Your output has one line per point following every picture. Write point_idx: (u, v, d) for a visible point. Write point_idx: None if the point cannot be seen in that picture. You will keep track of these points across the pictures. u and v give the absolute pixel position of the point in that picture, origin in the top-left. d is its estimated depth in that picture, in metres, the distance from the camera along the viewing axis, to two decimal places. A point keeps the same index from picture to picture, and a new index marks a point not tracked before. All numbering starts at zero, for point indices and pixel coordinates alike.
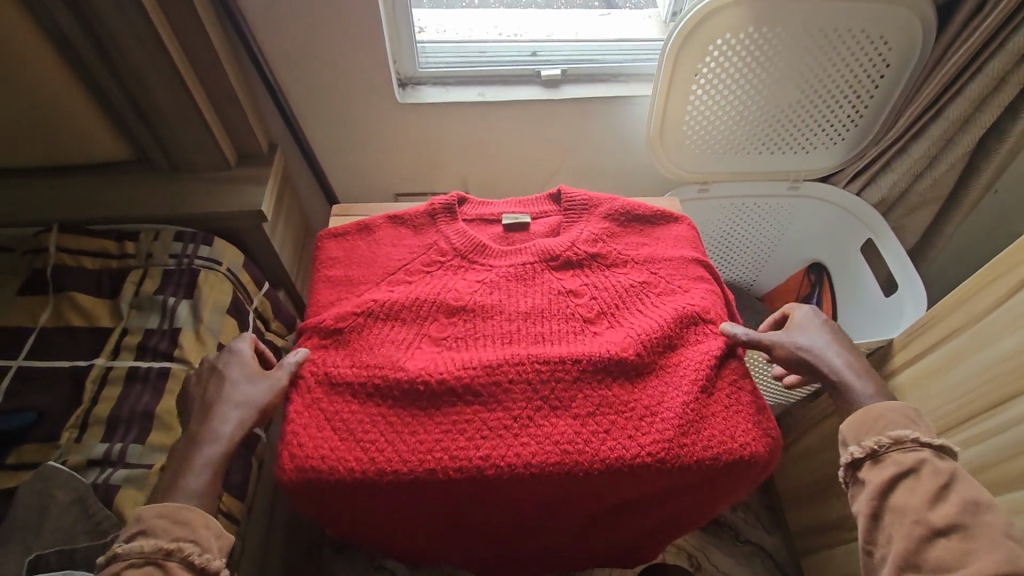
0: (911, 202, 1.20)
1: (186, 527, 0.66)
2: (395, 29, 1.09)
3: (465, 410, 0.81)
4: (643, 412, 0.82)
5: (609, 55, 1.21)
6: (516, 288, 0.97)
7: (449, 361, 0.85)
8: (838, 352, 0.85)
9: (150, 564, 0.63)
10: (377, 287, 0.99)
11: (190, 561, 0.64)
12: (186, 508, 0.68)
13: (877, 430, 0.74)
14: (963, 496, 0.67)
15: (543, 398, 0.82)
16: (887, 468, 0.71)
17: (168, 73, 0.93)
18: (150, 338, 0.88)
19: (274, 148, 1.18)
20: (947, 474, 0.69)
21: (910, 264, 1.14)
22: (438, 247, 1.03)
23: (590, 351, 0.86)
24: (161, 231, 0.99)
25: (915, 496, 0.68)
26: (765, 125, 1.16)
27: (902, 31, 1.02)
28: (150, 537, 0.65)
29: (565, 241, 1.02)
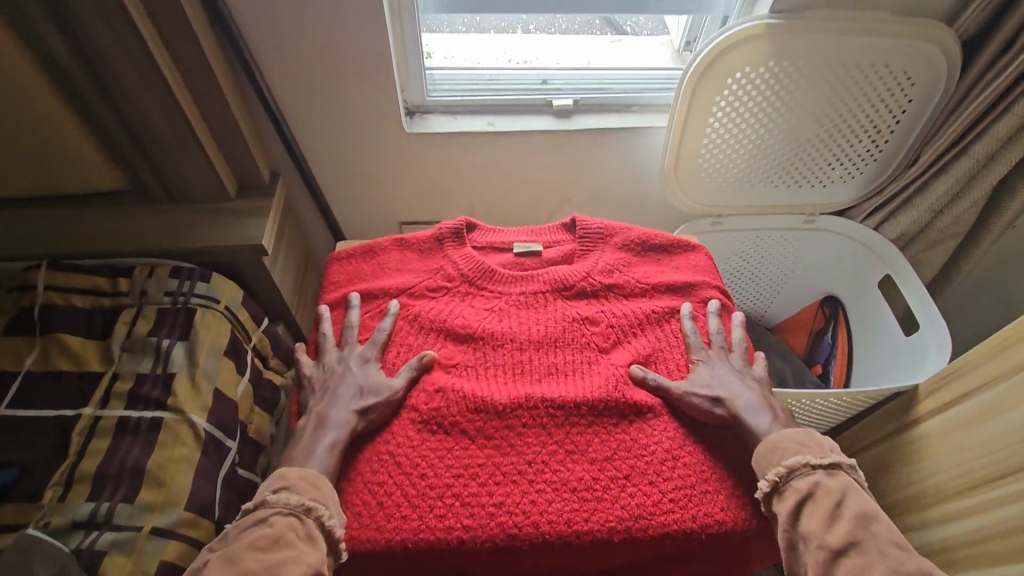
0: (931, 237, 1.16)
1: (323, 491, 0.70)
2: (403, 57, 1.05)
3: (477, 453, 0.78)
4: (663, 456, 0.79)
5: (623, 85, 1.18)
6: (528, 317, 0.92)
7: (460, 399, 0.81)
8: (737, 393, 0.84)
9: (292, 516, 0.67)
10: (381, 314, 0.94)
11: (322, 523, 0.67)
12: (319, 476, 0.72)
13: (775, 460, 0.74)
14: (855, 512, 0.67)
15: (559, 442, 0.79)
16: (788, 498, 0.70)
17: (167, 103, 0.89)
18: (141, 386, 0.83)
19: (276, 177, 1.14)
20: (839, 491, 0.69)
21: (933, 305, 1.08)
22: (445, 272, 0.97)
23: (608, 392, 0.82)
24: (156, 266, 0.94)
25: (815, 519, 0.68)
26: (782, 159, 1.13)
27: (926, 67, 0.99)
28: (293, 494, 0.69)
29: (579, 270, 0.97)
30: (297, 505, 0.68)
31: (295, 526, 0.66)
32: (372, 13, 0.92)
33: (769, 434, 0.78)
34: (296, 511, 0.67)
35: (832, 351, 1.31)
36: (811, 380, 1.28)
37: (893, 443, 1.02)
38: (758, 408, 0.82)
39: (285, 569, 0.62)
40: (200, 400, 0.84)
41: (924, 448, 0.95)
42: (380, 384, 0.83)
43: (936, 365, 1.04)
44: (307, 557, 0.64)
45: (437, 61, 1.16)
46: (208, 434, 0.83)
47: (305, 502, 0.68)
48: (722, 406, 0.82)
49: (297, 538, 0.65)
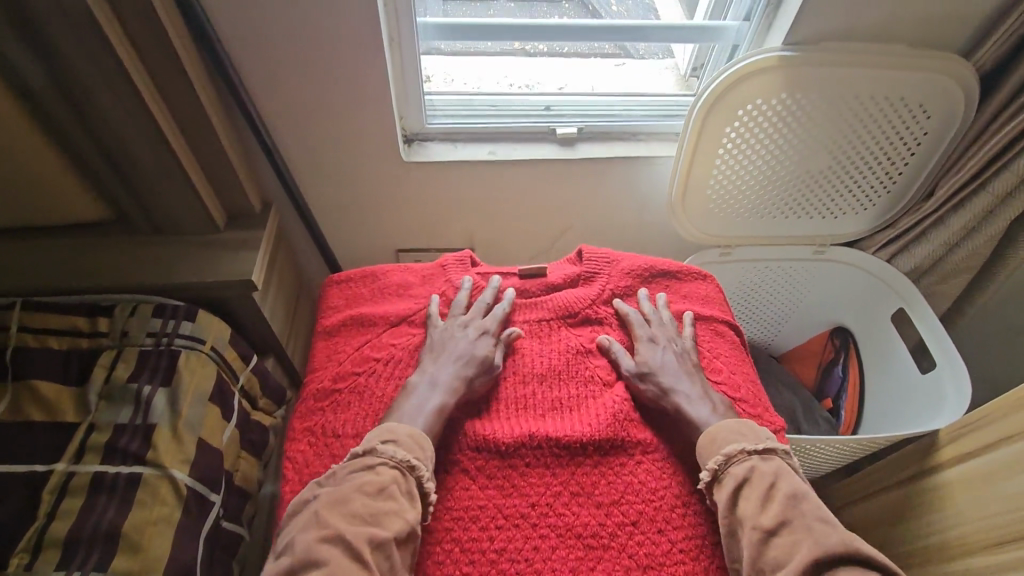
0: (945, 270, 1.12)
1: (426, 451, 0.70)
2: (401, 84, 1.01)
3: (478, 494, 0.72)
4: (673, 502, 0.73)
5: (628, 112, 1.14)
6: (531, 342, 0.88)
7: (461, 436, 0.76)
8: (679, 376, 0.81)
9: (397, 471, 0.66)
10: (378, 338, 0.86)
11: (422, 483, 0.67)
12: (422, 435, 0.71)
13: (712, 450, 0.72)
14: (786, 492, 0.65)
15: (563, 484, 0.73)
16: (725, 484, 0.69)
17: (150, 133, 0.85)
18: (119, 438, 0.78)
19: (268, 207, 1.09)
20: (773, 472, 0.67)
21: (949, 341, 1.04)
22: (446, 296, 0.91)
23: (615, 429, 0.77)
24: (139, 304, 0.89)
25: (750, 503, 0.65)
26: (794, 190, 1.08)
27: (942, 100, 0.96)
28: (400, 448, 0.68)
29: (586, 297, 0.92)
30: (403, 461, 0.67)
31: (399, 482, 0.65)
32: (370, 41, 0.88)
33: (708, 429, 0.75)
34: (402, 467, 0.67)
35: (843, 384, 1.26)
36: (822, 417, 1.23)
37: (914, 487, 0.98)
38: (700, 401, 0.78)
39: (387, 522, 0.62)
40: (181, 452, 0.80)
41: (947, 495, 0.91)
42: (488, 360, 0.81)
43: (956, 406, 1.00)
44: (406, 514, 0.64)
45: (436, 85, 1.11)
46: (190, 490, 0.78)
47: (410, 459, 0.67)
48: (661, 400, 0.79)
49: (399, 493, 0.65)
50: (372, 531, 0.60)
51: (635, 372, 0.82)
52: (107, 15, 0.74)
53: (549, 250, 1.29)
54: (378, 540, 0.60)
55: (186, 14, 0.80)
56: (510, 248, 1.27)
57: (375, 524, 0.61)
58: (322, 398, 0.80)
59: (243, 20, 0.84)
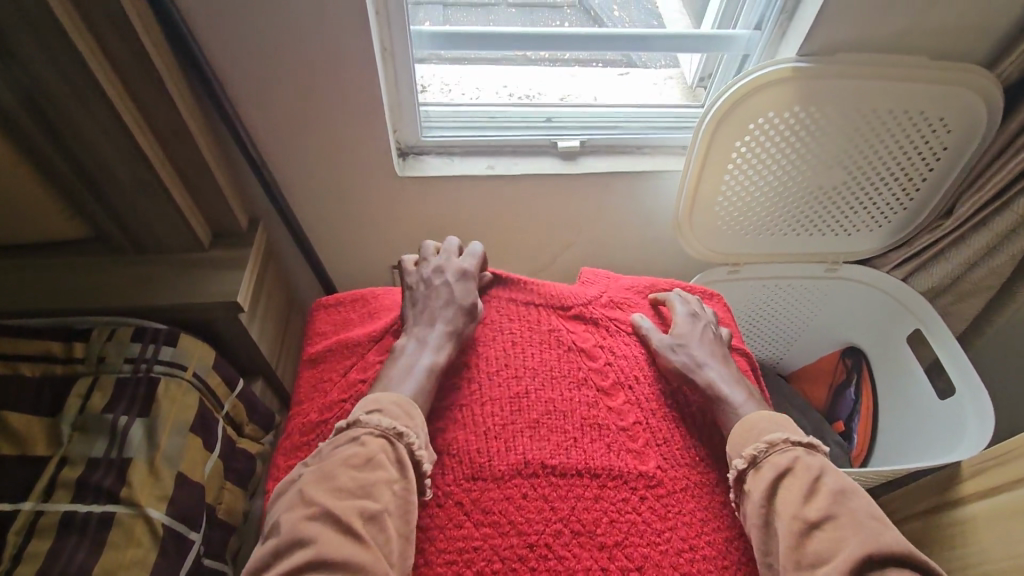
0: (962, 289, 1.07)
1: (414, 420, 0.68)
2: (396, 97, 0.97)
3: (471, 532, 0.66)
4: (680, 546, 0.66)
5: (631, 124, 1.10)
6: (524, 352, 0.83)
7: (456, 465, 0.70)
8: (712, 358, 0.81)
9: (383, 440, 0.65)
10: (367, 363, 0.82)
11: (411, 451, 0.65)
12: (409, 403, 0.70)
13: (753, 437, 0.70)
14: (832, 486, 0.62)
15: (564, 521, 0.67)
16: (766, 470, 0.66)
17: (127, 148, 0.81)
18: (92, 473, 0.75)
19: (255, 223, 1.04)
20: (819, 466, 0.65)
21: (971, 366, 0.98)
22: None
23: (613, 459, 0.72)
24: (118, 329, 0.87)
25: (793, 493, 0.63)
26: (805, 207, 1.03)
27: (964, 113, 0.91)
28: (385, 417, 0.67)
29: (581, 306, 0.87)
30: (388, 429, 0.66)
31: (387, 450, 0.64)
32: (360, 52, 0.84)
33: (743, 415, 0.73)
34: (388, 435, 0.65)
35: (855, 406, 1.21)
36: (834, 440, 1.18)
37: (933, 521, 0.93)
38: (734, 385, 0.77)
39: (378, 493, 0.62)
40: (159, 488, 0.77)
41: (968, 530, 0.86)
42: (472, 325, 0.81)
43: (979, 436, 0.94)
44: (396, 485, 0.63)
45: (433, 95, 1.06)
46: (166, 529, 0.76)
47: (396, 427, 0.66)
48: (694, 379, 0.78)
49: (387, 463, 0.64)
50: (364, 504, 0.60)
51: (671, 347, 0.81)
52: (77, 25, 0.70)
53: (550, 266, 1.25)
54: (369, 513, 0.60)
55: (163, 22, 0.76)
56: (510, 264, 1.23)
57: (366, 496, 0.61)
58: (308, 432, 0.75)
59: (226, 30, 0.80)
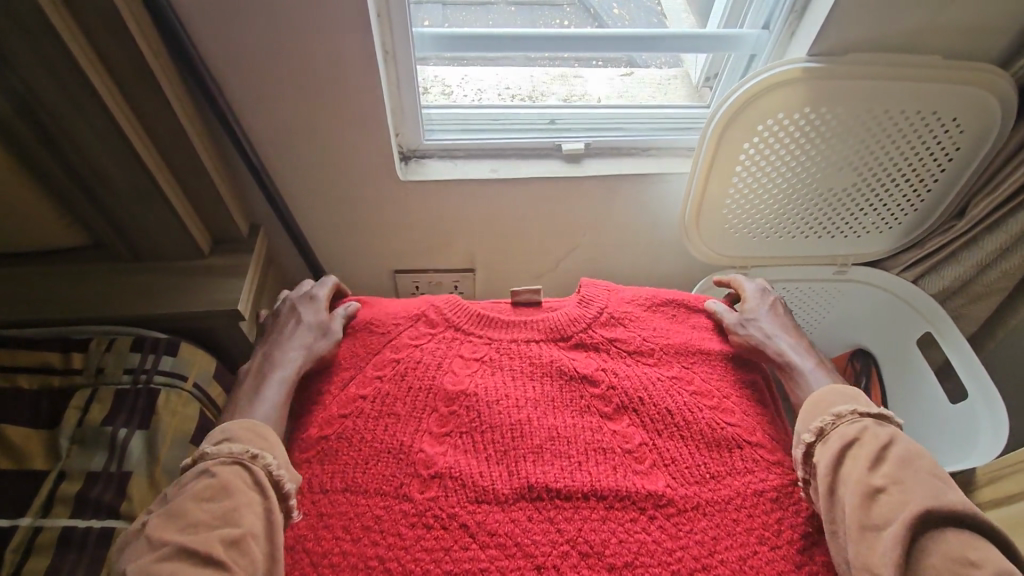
0: (974, 292, 1.05)
1: (268, 441, 0.67)
2: (397, 100, 0.95)
3: (476, 554, 0.64)
4: (693, 566, 0.65)
5: (635, 126, 1.08)
6: (523, 366, 0.80)
7: (460, 488, 0.68)
8: (785, 330, 0.84)
9: (236, 465, 0.63)
10: (361, 372, 0.79)
11: (268, 471, 0.64)
12: (262, 426, 0.68)
13: (822, 411, 0.71)
14: (899, 454, 0.63)
15: (571, 543, 0.65)
16: (833, 441, 0.67)
17: (122, 152, 0.79)
18: (91, 487, 0.75)
19: (255, 230, 1.03)
20: (888, 435, 0.65)
21: (986, 375, 0.96)
22: (427, 316, 0.85)
23: (618, 478, 0.70)
24: (117, 339, 0.86)
25: (859, 462, 0.64)
26: (812, 211, 1.01)
27: (976, 113, 0.89)
28: (234, 443, 0.65)
29: (580, 318, 0.85)
30: (240, 454, 0.64)
31: (241, 474, 0.62)
32: (360, 54, 0.82)
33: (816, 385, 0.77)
34: (241, 459, 0.63)
35: None
36: None
37: None
38: (804, 356, 0.81)
39: (238, 517, 0.59)
40: None
41: None
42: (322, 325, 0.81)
43: (992, 444, 0.93)
44: (258, 506, 0.61)
45: (435, 97, 1.05)
46: None
47: (249, 450, 0.64)
48: (766, 348, 0.82)
49: (245, 486, 0.62)
50: (224, 531, 0.57)
51: (741, 323, 0.85)
52: (66, 22, 0.68)
53: (554, 270, 1.23)
54: (232, 538, 0.57)
55: (155, 15, 0.74)
56: (513, 268, 1.21)
57: (226, 523, 0.58)
58: (308, 449, 0.73)
59: (223, 32, 0.78)
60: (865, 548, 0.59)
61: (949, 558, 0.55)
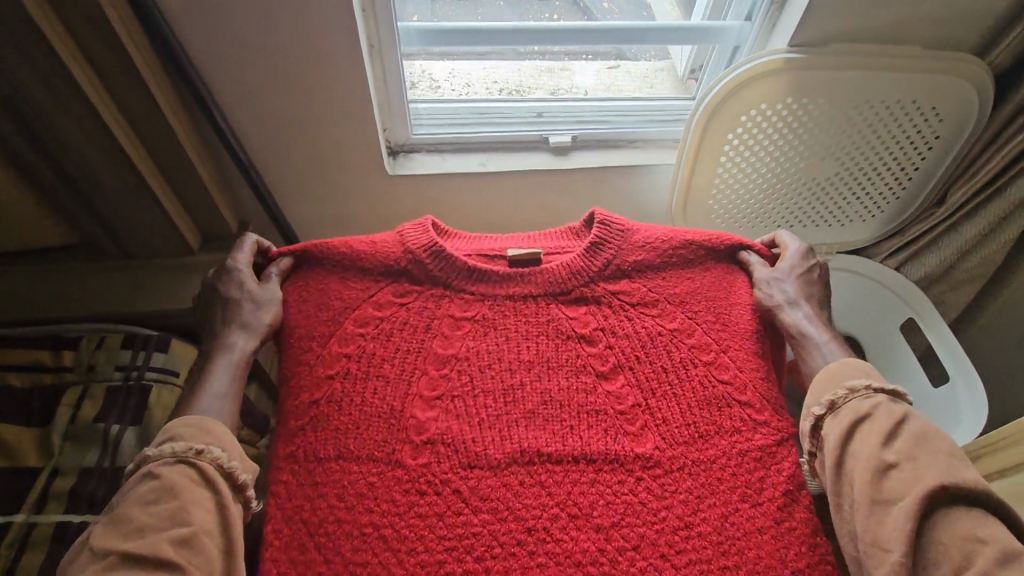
0: (955, 279, 1.07)
1: (214, 434, 0.63)
2: (385, 96, 0.96)
3: (469, 519, 0.65)
4: (677, 523, 0.66)
5: (623, 118, 1.09)
6: (519, 325, 0.80)
7: (452, 454, 0.69)
8: (807, 300, 0.80)
9: (182, 464, 0.60)
10: (341, 331, 0.77)
11: (218, 467, 0.61)
12: (206, 419, 0.65)
13: (834, 384, 0.69)
14: (913, 430, 0.62)
15: (561, 506, 0.67)
16: (844, 415, 0.65)
17: (108, 149, 0.79)
18: (85, 483, 0.75)
19: (245, 227, 1.03)
20: (902, 412, 0.63)
21: (967, 360, 0.99)
22: (410, 275, 0.81)
23: (608, 442, 0.71)
24: (107, 336, 0.86)
25: (871, 436, 0.62)
26: (796, 201, 1.03)
27: (955, 104, 0.91)
28: (177, 441, 0.62)
29: (580, 271, 0.82)
30: (185, 452, 0.61)
31: (189, 474, 0.60)
32: (348, 50, 0.83)
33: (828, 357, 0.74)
34: (186, 457, 0.61)
35: None
36: None
37: None
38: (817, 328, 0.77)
39: (187, 517, 0.57)
40: None
41: None
42: (258, 292, 0.77)
43: (974, 421, 0.96)
44: (209, 504, 0.59)
45: (422, 91, 1.05)
46: None
47: (194, 447, 0.61)
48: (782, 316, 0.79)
49: (194, 485, 0.60)
50: (174, 533, 0.56)
51: (767, 282, 0.82)
52: (50, 21, 0.68)
53: None
54: (182, 538, 0.56)
55: (139, 13, 0.73)
56: None
57: (175, 523, 0.57)
58: (299, 417, 0.72)
59: (210, 29, 0.78)
60: (874, 523, 0.59)
61: (958, 534, 0.56)
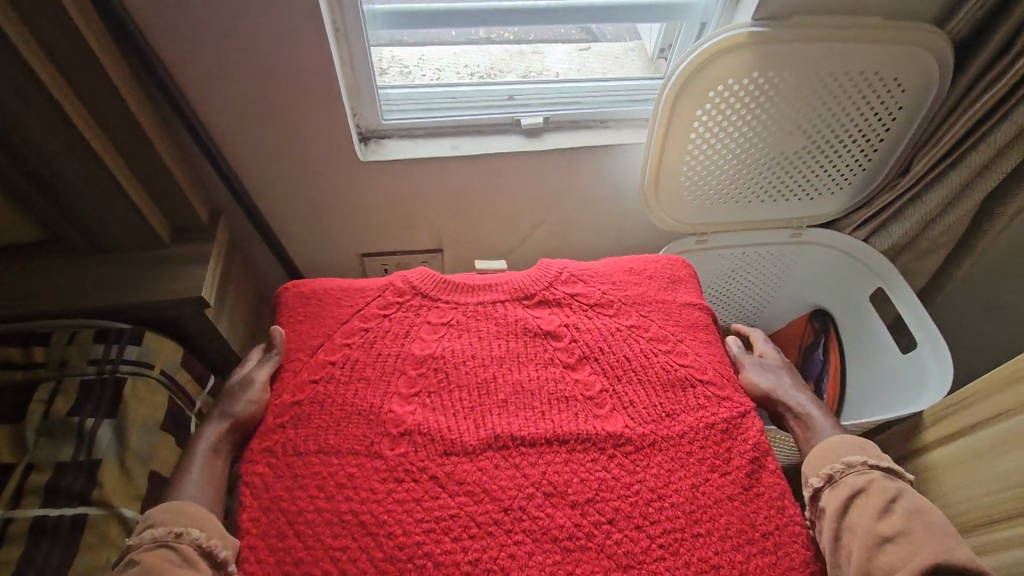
0: (922, 247, 1.10)
1: (194, 516, 0.63)
2: (353, 80, 0.95)
3: (448, 502, 0.65)
4: (648, 496, 0.67)
5: (594, 98, 1.09)
6: (488, 329, 0.82)
7: (429, 443, 0.70)
8: (799, 386, 0.83)
9: (162, 548, 0.60)
10: (328, 342, 0.79)
11: (198, 545, 0.61)
12: (189, 502, 0.65)
13: (831, 458, 0.71)
14: (907, 506, 0.63)
15: (535, 485, 0.67)
16: (840, 488, 0.67)
17: (71, 140, 0.77)
18: (62, 477, 0.75)
19: (217, 217, 1.03)
20: (896, 488, 0.65)
21: (930, 321, 1.02)
22: (395, 286, 0.85)
23: (579, 423, 0.72)
24: (78, 332, 0.86)
25: (867, 512, 0.64)
26: (766, 175, 1.04)
27: (917, 73, 0.92)
28: (158, 527, 0.62)
29: (539, 277, 0.86)
30: (164, 536, 0.61)
31: (168, 556, 0.60)
32: (313, 36, 0.82)
33: (829, 436, 0.74)
34: (166, 541, 0.61)
35: (824, 367, 1.22)
36: None
37: None
38: (818, 408, 0.79)
39: None
40: (131, 488, 0.78)
41: (931, 479, 0.89)
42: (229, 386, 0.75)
43: (939, 379, 0.97)
44: None
45: (393, 77, 1.05)
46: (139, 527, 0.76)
47: (172, 530, 0.61)
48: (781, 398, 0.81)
49: (172, 566, 0.59)
50: None
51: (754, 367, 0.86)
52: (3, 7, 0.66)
53: (520, 246, 1.25)
54: None
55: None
56: (480, 246, 1.22)
57: None
58: (279, 416, 0.72)
59: (171, 15, 0.77)
60: None
61: None
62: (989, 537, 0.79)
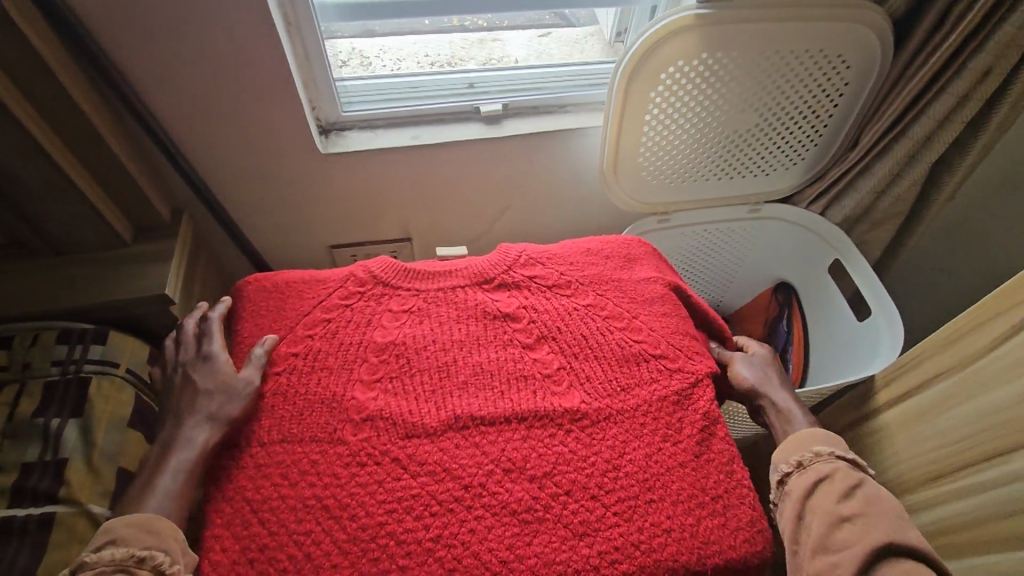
0: (874, 219, 1.13)
1: (160, 536, 0.61)
2: (309, 74, 0.95)
3: (409, 483, 0.67)
4: (604, 467, 0.70)
5: (553, 83, 1.11)
6: (448, 314, 0.83)
7: (392, 427, 0.71)
8: (781, 380, 0.84)
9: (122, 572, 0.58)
10: (291, 334, 0.80)
11: (160, 571, 0.59)
12: (157, 519, 0.62)
13: (802, 446, 0.73)
14: (867, 493, 0.66)
15: (494, 462, 0.69)
16: (807, 475, 0.69)
17: (21, 144, 0.77)
18: (29, 478, 0.76)
19: (178, 214, 1.03)
20: (860, 477, 0.68)
21: (881, 287, 1.05)
22: (356, 276, 0.86)
23: (537, 401, 0.74)
24: (40, 334, 0.86)
25: (830, 495, 0.67)
26: (720, 153, 1.07)
27: (860, 50, 0.94)
28: (120, 546, 0.59)
29: (499, 261, 0.88)
30: (126, 559, 0.58)
31: None
32: (261, 30, 0.82)
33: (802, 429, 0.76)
34: (128, 565, 0.58)
35: (789, 337, 1.27)
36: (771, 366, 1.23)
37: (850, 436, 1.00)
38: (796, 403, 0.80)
39: None
40: (99, 485, 0.78)
41: (883, 440, 0.92)
42: (228, 380, 0.73)
43: (891, 343, 1.01)
44: None
45: (352, 69, 1.05)
46: None
47: (135, 554, 0.59)
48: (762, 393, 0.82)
49: None
50: None
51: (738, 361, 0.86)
52: None
53: (487, 233, 1.27)
54: None
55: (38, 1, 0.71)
56: (447, 234, 1.24)
57: None
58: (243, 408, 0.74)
59: (114, 15, 0.76)
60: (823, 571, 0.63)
61: None
62: (935, 493, 0.83)
